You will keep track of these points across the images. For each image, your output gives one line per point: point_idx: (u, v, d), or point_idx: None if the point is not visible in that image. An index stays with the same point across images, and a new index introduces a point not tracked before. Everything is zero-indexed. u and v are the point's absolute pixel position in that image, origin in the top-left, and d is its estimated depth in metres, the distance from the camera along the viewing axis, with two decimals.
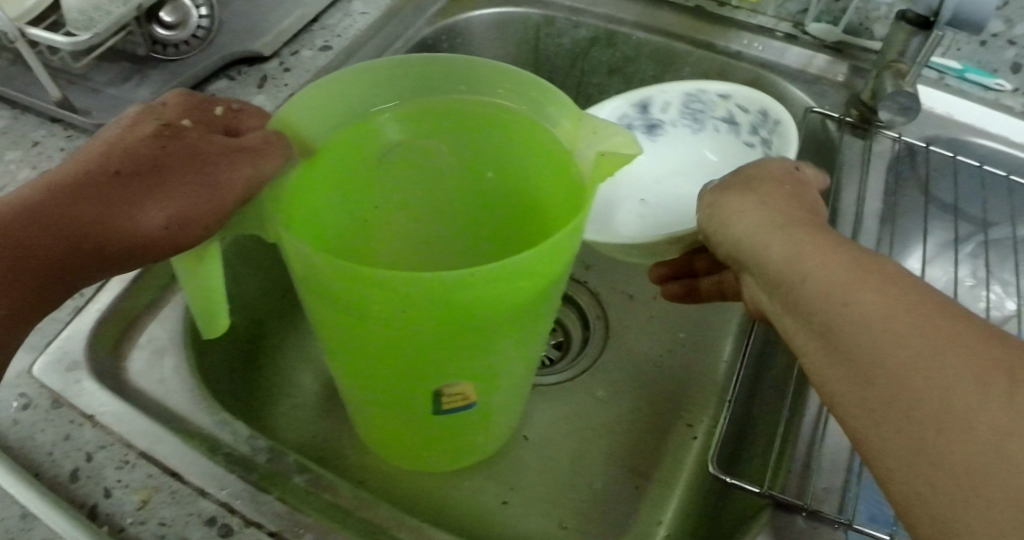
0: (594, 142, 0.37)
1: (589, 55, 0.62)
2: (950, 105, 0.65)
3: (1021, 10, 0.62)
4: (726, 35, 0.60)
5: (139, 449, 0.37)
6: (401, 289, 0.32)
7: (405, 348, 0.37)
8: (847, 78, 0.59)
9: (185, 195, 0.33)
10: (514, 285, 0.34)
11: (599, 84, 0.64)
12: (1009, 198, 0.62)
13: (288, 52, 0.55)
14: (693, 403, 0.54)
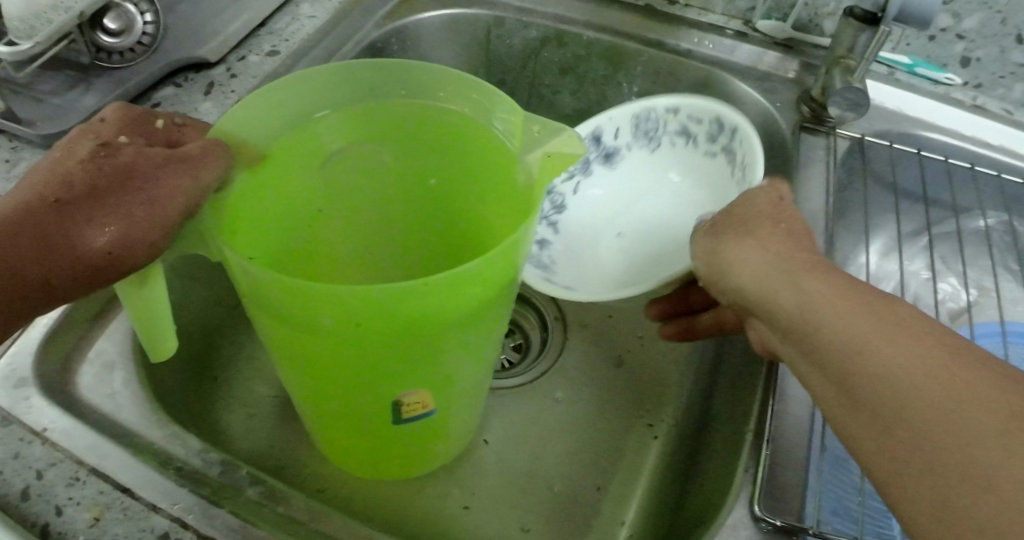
0: (538, 144, 0.38)
1: (542, 54, 0.62)
2: (900, 101, 0.66)
3: (967, 6, 0.63)
4: (676, 33, 0.61)
5: (89, 466, 0.36)
6: (358, 302, 0.32)
7: (358, 358, 0.37)
8: (798, 74, 0.60)
9: (125, 216, 0.33)
10: (466, 292, 0.35)
11: (553, 84, 0.64)
12: (952, 186, 0.64)
13: (235, 57, 0.54)
14: (654, 403, 0.55)
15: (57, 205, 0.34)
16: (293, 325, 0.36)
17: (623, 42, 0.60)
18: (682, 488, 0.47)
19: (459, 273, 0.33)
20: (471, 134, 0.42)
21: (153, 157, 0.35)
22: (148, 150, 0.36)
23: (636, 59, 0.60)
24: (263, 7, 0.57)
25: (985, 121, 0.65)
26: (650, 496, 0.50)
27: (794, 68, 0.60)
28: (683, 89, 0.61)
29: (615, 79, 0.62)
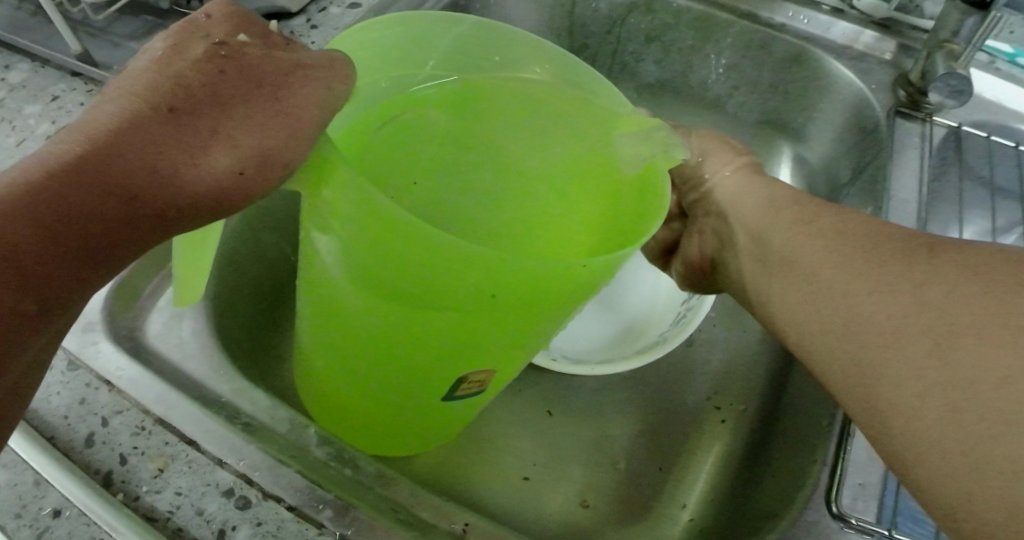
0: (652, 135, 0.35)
1: (625, 22, 0.59)
2: (1001, 92, 0.62)
3: None
4: (770, 5, 0.57)
5: (156, 416, 0.35)
6: (488, 268, 0.27)
7: (444, 329, 0.31)
8: (895, 56, 0.56)
9: (258, 127, 0.28)
10: (597, 274, 0.30)
11: (633, 52, 0.62)
12: None
13: (315, 8, 0.52)
14: (721, 384, 0.52)
15: (170, 112, 0.27)
16: (388, 280, 0.30)
17: (713, 12, 0.57)
18: (753, 474, 0.44)
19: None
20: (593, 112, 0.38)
21: (283, 65, 0.30)
22: (276, 54, 0.30)
23: (725, 30, 0.57)
24: None
25: None
26: (714, 481, 0.47)
27: (894, 48, 0.56)
28: (772, 64, 0.58)
29: (700, 52, 0.59)
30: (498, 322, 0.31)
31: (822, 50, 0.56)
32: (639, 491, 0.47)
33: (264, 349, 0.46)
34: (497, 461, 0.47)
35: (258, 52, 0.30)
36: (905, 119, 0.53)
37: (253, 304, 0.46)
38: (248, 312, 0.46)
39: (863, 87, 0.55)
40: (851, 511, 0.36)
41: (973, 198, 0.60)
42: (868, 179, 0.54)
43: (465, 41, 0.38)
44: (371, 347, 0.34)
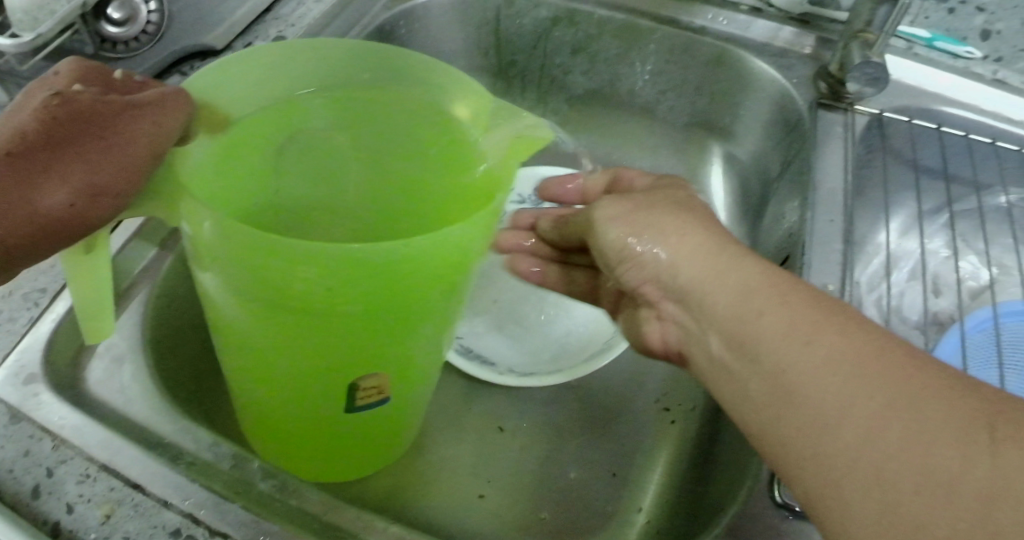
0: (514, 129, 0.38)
1: (552, 35, 0.61)
2: (921, 75, 0.65)
3: None
4: (690, 10, 0.59)
5: (102, 462, 0.36)
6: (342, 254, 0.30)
7: (317, 333, 0.34)
8: (815, 50, 0.58)
9: (87, 164, 0.31)
10: (450, 253, 0.33)
11: (563, 63, 0.63)
12: (1000, 158, 0.62)
13: (242, 44, 0.53)
14: (669, 388, 0.54)
15: (9, 157, 0.30)
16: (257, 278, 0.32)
17: (635, 20, 0.58)
18: (698, 485, 0.45)
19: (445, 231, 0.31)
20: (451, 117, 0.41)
21: (111, 107, 0.32)
22: (106, 98, 0.33)
23: (649, 36, 0.59)
24: None
25: (1010, 97, 0.64)
26: (663, 495, 0.48)
27: (812, 43, 0.58)
28: (696, 66, 0.60)
29: (626, 59, 0.61)
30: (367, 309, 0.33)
31: (743, 49, 0.57)
32: (595, 497, 0.48)
33: (206, 397, 0.46)
34: (451, 479, 0.48)
35: (88, 97, 0.33)
36: (829, 110, 0.55)
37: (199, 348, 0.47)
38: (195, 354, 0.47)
39: (785, 82, 0.56)
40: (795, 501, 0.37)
41: (900, 180, 0.63)
42: (796, 172, 0.55)
43: (338, 60, 0.40)
44: (266, 367, 0.37)
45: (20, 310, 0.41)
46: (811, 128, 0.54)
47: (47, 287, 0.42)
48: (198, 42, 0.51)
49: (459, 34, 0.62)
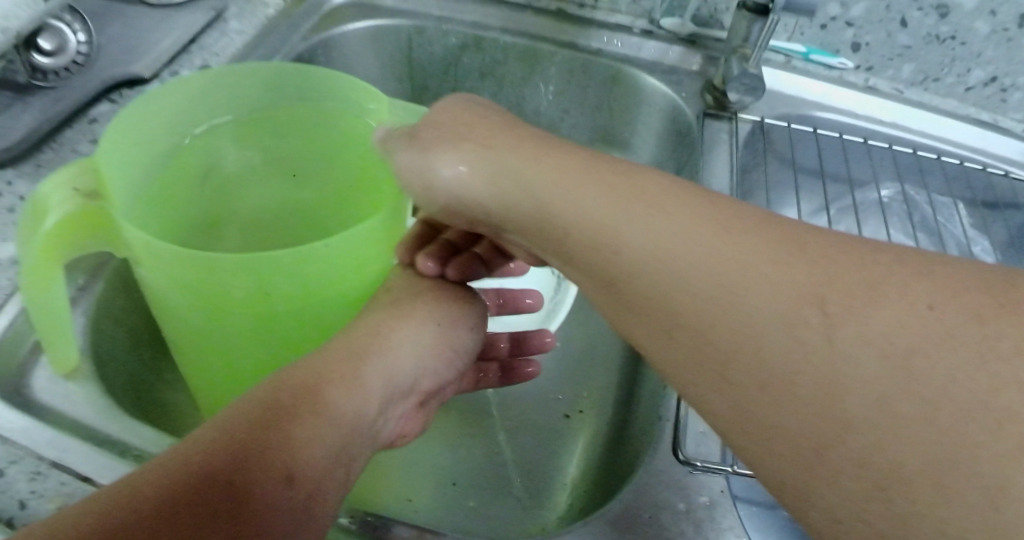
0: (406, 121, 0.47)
1: (461, 58, 0.79)
2: (797, 84, 0.79)
3: None
4: (587, 34, 0.76)
5: (50, 460, 0.38)
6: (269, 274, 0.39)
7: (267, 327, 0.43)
8: (701, 66, 0.75)
9: None
10: (346, 264, 0.42)
11: (474, 86, 0.81)
12: (946, 177, 0.77)
13: (168, 72, 0.63)
14: (574, 400, 0.67)
15: None
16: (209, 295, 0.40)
17: (538, 44, 0.76)
18: (609, 458, 0.57)
19: (348, 236, 0.40)
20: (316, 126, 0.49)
21: None
22: None
23: (551, 58, 0.76)
24: (193, 27, 0.67)
25: (876, 101, 0.79)
26: (583, 473, 0.60)
27: (698, 60, 0.75)
28: (595, 85, 0.77)
29: (532, 81, 0.79)
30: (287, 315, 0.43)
31: (636, 68, 0.74)
32: (519, 494, 0.59)
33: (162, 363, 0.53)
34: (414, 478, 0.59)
35: None
36: (725, 119, 0.71)
37: (126, 378, 0.48)
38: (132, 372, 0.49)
39: (676, 96, 0.73)
40: (689, 510, 0.44)
41: (778, 176, 0.77)
42: (690, 173, 0.70)
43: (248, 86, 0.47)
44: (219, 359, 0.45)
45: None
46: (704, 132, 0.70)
47: None
48: (127, 71, 0.59)
49: (375, 59, 0.80)
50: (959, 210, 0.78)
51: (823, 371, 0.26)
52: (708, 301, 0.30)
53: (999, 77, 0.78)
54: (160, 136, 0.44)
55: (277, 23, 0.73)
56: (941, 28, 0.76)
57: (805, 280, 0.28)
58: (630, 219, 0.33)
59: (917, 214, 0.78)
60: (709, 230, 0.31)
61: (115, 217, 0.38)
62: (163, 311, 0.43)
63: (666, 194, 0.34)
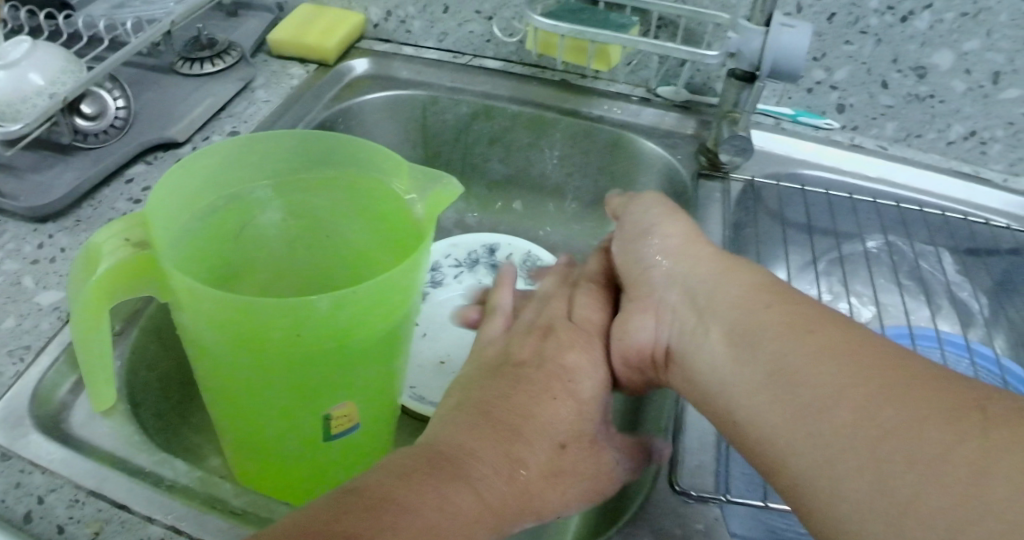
0: (429, 186, 0.50)
1: (471, 125, 0.85)
2: (785, 144, 0.84)
3: (837, 59, 0.81)
4: (590, 103, 0.83)
5: (88, 488, 0.41)
6: (303, 319, 0.42)
7: (300, 370, 0.46)
8: (696, 130, 0.80)
9: None
10: (373, 310, 0.45)
11: (484, 153, 0.88)
12: (929, 226, 0.81)
13: (200, 138, 0.68)
14: None
15: None
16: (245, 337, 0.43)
17: (543, 112, 0.82)
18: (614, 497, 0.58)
19: (377, 283, 0.43)
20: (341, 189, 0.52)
21: None
22: None
23: (555, 124, 0.82)
24: (224, 97, 0.74)
25: (861, 158, 0.83)
26: None
27: (693, 125, 0.81)
28: (597, 149, 0.83)
29: (538, 146, 0.85)
30: (318, 360, 0.46)
31: (635, 133, 0.80)
32: None
33: (191, 405, 0.56)
34: None
35: None
36: (718, 179, 0.76)
37: (156, 419, 0.51)
38: (160, 414, 0.52)
39: (672, 158, 0.78)
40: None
41: (769, 233, 0.81)
42: None
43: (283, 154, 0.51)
44: (245, 400, 0.47)
45: (33, 337, 0.48)
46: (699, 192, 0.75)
47: (31, 344, 0.47)
48: (163, 135, 0.65)
49: (391, 125, 0.86)
50: (945, 259, 0.82)
51: (964, 446, 0.32)
52: (870, 393, 0.36)
53: (977, 131, 0.82)
54: (201, 196, 0.48)
55: (301, 93, 0.79)
56: (920, 88, 0.81)
57: (967, 392, 0.35)
58: (821, 325, 0.41)
59: (902, 263, 0.82)
60: (875, 344, 0.39)
61: (161, 264, 0.41)
62: (197, 353, 0.46)
63: (853, 323, 0.42)
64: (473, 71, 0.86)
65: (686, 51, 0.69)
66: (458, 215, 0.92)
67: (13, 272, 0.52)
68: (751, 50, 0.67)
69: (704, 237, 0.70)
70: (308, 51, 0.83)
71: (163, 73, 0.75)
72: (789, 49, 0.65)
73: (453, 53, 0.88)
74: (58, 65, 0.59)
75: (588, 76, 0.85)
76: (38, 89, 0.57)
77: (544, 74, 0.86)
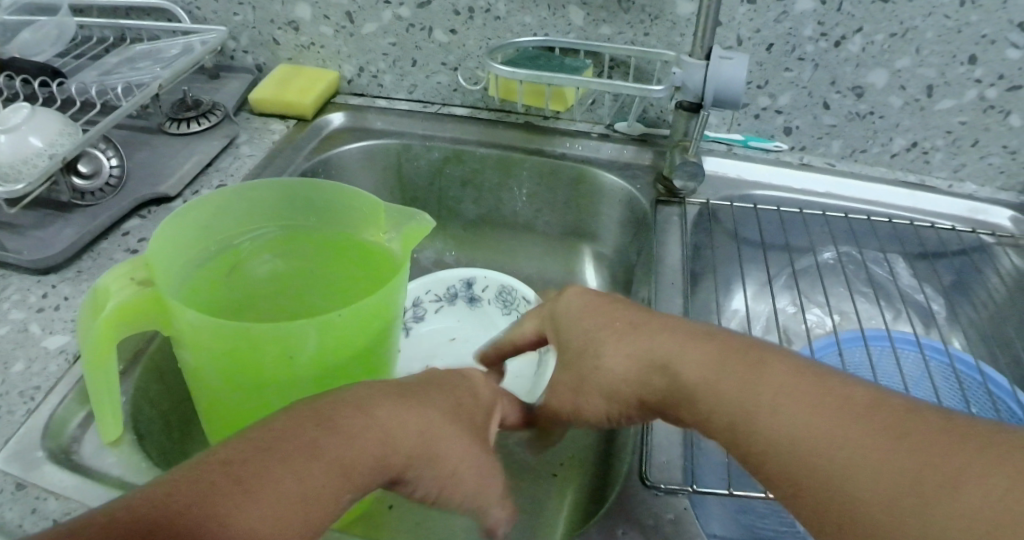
0: (403, 223, 0.55)
1: (444, 169, 0.91)
2: (735, 168, 0.90)
3: (779, 85, 0.86)
4: (553, 142, 0.89)
5: (101, 509, 0.45)
6: (293, 343, 0.46)
7: (292, 393, 0.50)
8: (653, 160, 0.87)
9: None
10: (357, 333, 0.49)
11: (457, 195, 0.93)
12: (875, 231, 0.87)
13: (190, 192, 0.73)
14: (558, 451, 0.70)
15: None
16: (238, 362, 0.47)
17: (510, 153, 0.88)
18: (593, 494, 0.62)
19: (360, 307, 0.48)
20: (316, 236, 0.57)
21: None
22: None
23: (522, 164, 0.88)
24: (210, 153, 0.79)
25: (809, 175, 0.90)
26: (570, 510, 0.65)
27: (650, 156, 0.87)
28: (562, 186, 0.89)
29: (507, 186, 0.91)
30: (308, 383, 0.49)
31: (597, 166, 0.87)
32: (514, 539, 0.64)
33: (190, 442, 0.59)
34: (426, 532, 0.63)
35: None
36: (676, 204, 0.82)
37: (161, 451, 0.54)
38: (164, 448, 0.55)
39: (632, 188, 0.85)
40: (658, 523, 0.50)
41: (725, 256, 0.87)
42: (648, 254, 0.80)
43: (268, 200, 0.56)
44: (241, 425, 0.51)
45: (42, 379, 0.52)
46: (657, 218, 0.81)
47: (41, 385, 0.52)
48: (156, 190, 0.70)
49: (369, 173, 0.91)
50: (898, 263, 0.87)
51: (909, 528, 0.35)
52: (817, 487, 0.39)
53: (919, 142, 0.88)
54: (193, 238, 0.52)
55: (282, 147, 0.84)
56: (860, 106, 0.86)
57: (899, 463, 0.37)
58: (760, 415, 0.42)
59: (854, 270, 0.88)
60: (811, 413, 0.40)
61: (165, 301, 0.45)
62: (198, 387, 0.50)
63: (788, 394, 0.42)
64: (442, 119, 0.92)
65: (635, 88, 0.75)
66: (438, 255, 0.98)
67: (20, 321, 0.56)
68: (696, 84, 0.73)
69: (665, 259, 0.75)
70: (286, 107, 0.89)
71: (152, 132, 0.80)
72: (726, 79, 0.71)
73: (424, 103, 0.94)
74: (56, 128, 0.64)
75: (547, 116, 0.92)
76: (38, 150, 0.62)
77: (507, 117, 0.92)
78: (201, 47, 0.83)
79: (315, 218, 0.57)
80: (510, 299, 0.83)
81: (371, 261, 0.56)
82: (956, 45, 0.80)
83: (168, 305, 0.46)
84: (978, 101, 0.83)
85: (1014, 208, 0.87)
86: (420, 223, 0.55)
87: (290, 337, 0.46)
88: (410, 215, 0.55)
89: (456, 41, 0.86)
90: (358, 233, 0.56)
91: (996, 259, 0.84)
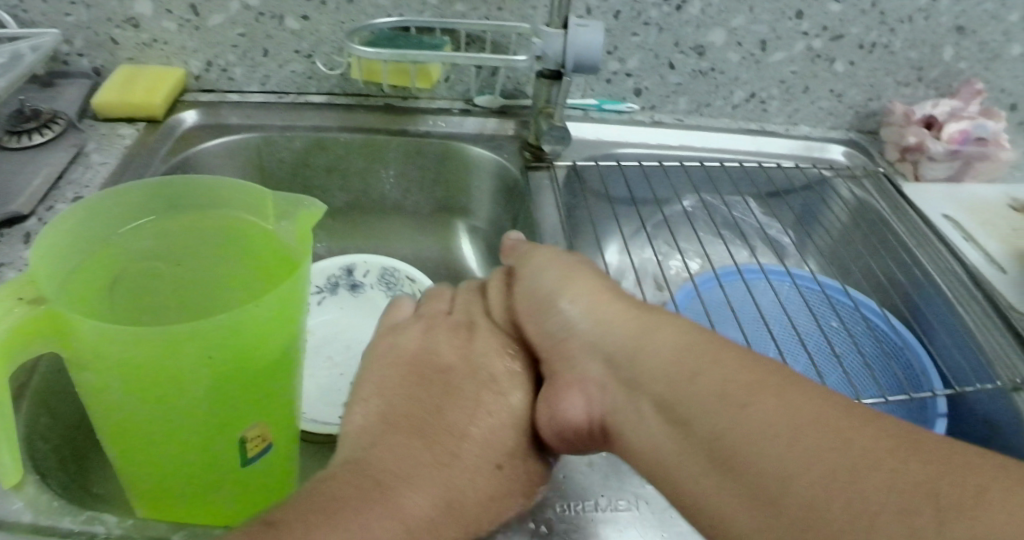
0: (294, 210, 0.54)
1: (309, 159, 0.89)
2: (594, 129, 0.96)
3: (627, 50, 0.91)
4: (415, 121, 0.90)
5: None
6: (208, 340, 0.45)
7: (210, 396, 0.48)
8: (516, 131, 0.91)
9: None
10: (271, 325, 0.48)
11: (324, 183, 0.92)
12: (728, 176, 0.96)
13: (44, 208, 0.67)
14: None
15: None
16: (146, 372, 0.45)
17: (375, 136, 0.88)
18: None
19: (274, 298, 0.47)
20: (206, 235, 0.55)
21: None
22: None
23: (388, 146, 0.89)
24: (58, 165, 0.73)
25: (662, 132, 0.96)
26: None
27: (513, 126, 0.91)
28: (429, 164, 0.91)
29: (376, 170, 0.91)
30: (226, 383, 0.48)
31: (462, 141, 0.89)
32: None
33: (90, 474, 0.55)
34: None
35: None
36: (546, 169, 0.86)
37: (65, 487, 0.51)
38: (66, 483, 0.52)
39: (499, 158, 0.88)
40: (591, 459, 0.55)
41: (599, 215, 0.92)
42: (524, 219, 0.84)
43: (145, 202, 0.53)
44: (153, 436, 0.48)
45: None
46: (531, 185, 0.84)
47: None
48: (5, 210, 0.64)
49: (233, 170, 0.88)
50: (750, 205, 0.97)
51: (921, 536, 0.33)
52: (820, 478, 0.37)
53: (757, 93, 0.97)
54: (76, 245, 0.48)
55: (136, 151, 0.79)
56: (702, 64, 0.94)
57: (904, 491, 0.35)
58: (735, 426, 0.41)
59: (718, 216, 0.96)
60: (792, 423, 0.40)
61: (62, 315, 0.42)
62: (104, 405, 0.47)
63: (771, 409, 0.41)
64: (300, 108, 0.90)
65: (500, 59, 0.77)
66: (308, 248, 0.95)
67: None
68: (555, 52, 0.76)
69: (542, 222, 0.79)
70: (134, 109, 0.83)
71: None
72: (582, 46, 0.75)
73: (278, 94, 0.91)
74: None
75: (410, 96, 0.92)
76: None
77: (369, 101, 0.92)
78: (31, 54, 0.76)
79: (202, 217, 0.55)
80: (393, 281, 0.84)
81: (275, 253, 0.54)
82: (785, 3, 0.88)
83: (66, 321, 0.43)
84: (806, 52, 0.93)
85: (845, 144, 0.99)
86: (312, 206, 0.54)
87: (205, 335, 0.44)
88: (306, 201, 0.54)
89: (308, 27, 0.84)
90: (249, 225, 0.55)
91: (836, 190, 0.95)
